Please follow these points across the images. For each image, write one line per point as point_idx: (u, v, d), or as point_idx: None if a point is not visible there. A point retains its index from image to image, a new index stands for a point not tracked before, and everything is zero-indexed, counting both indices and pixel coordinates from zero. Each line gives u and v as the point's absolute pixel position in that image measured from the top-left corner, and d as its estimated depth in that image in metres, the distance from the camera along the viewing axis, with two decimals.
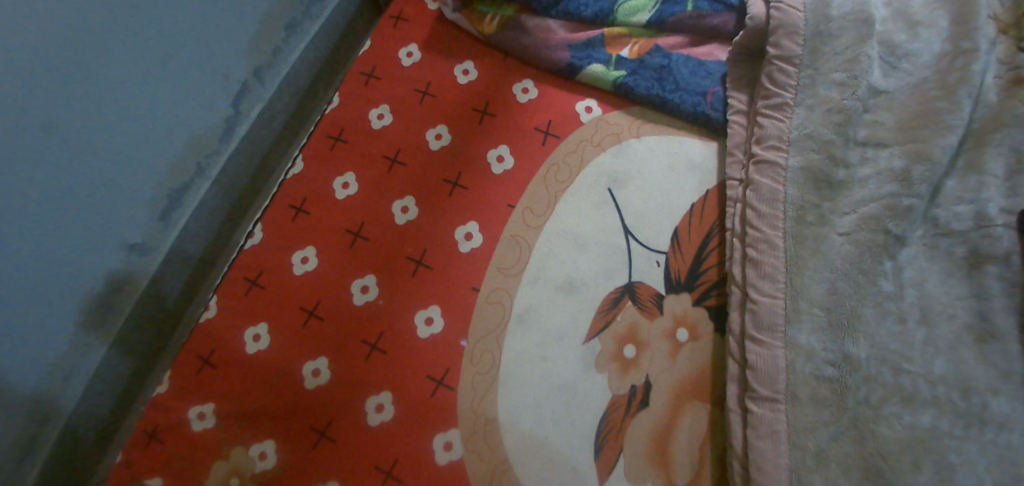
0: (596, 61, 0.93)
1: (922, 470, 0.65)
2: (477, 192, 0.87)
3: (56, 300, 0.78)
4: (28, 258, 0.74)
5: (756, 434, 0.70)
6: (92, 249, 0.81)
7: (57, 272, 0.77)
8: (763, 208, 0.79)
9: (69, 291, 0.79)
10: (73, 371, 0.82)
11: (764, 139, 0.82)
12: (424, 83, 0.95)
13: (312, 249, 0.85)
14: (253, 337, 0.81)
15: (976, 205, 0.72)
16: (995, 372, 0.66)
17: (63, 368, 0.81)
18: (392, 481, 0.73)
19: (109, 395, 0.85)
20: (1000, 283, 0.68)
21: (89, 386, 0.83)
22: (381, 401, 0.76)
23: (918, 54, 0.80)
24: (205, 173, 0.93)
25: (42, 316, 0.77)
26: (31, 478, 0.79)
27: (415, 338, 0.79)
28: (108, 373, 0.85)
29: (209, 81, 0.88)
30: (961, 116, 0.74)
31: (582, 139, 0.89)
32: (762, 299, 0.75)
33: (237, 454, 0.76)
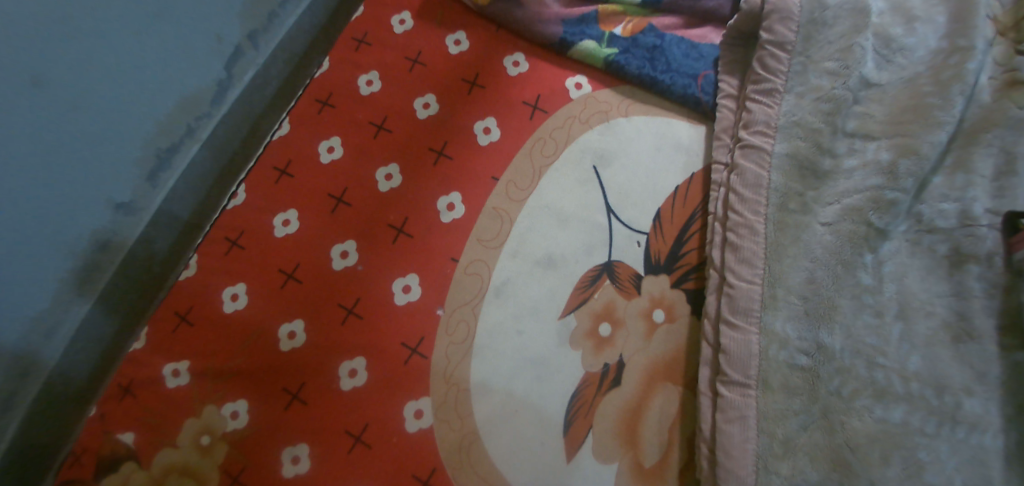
0: (589, 37, 0.92)
1: (891, 464, 0.65)
2: (461, 164, 0.87)
3: (38, 258, 0.77)
4: (7, 211, 0.72)
5: (725, 418, 0.71)
6: (77, 207, 0.79)
7: (40, 228, 0.76)
8: (746, 194, 0.79)
9: (52, 248, 0.78)
10: (54, 330, 0.81)
11: (752, 124, 0.82)
12: (415, 51, 0.95)
13: (294, 212, 0.85)
14: (231, 296, 0.82)
15: (961, 204, 0.72)
16: (971, 372, 0.67)
17: (45, 325, 0.80)
18: (361, 446, 0.73)
19: (89, 355, 0.83)
20: (981, 283, 0.69)
21: (71, 344, 0.82)
22: (354, 366, 0.77)
23: (914, 49, 0.79)
24: (195, 135, 0.90)
25: (23, 273, 0.76)
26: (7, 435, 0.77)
27: (392, 305, 0.79)
28: (89, 332, 0.83)
29: (201, 41, 0.87)
30: (952, 114, 0.74)
31: (570, 115, 0.89)
32: (739, 284, 0.75)
33: (209, 413, 0.76)
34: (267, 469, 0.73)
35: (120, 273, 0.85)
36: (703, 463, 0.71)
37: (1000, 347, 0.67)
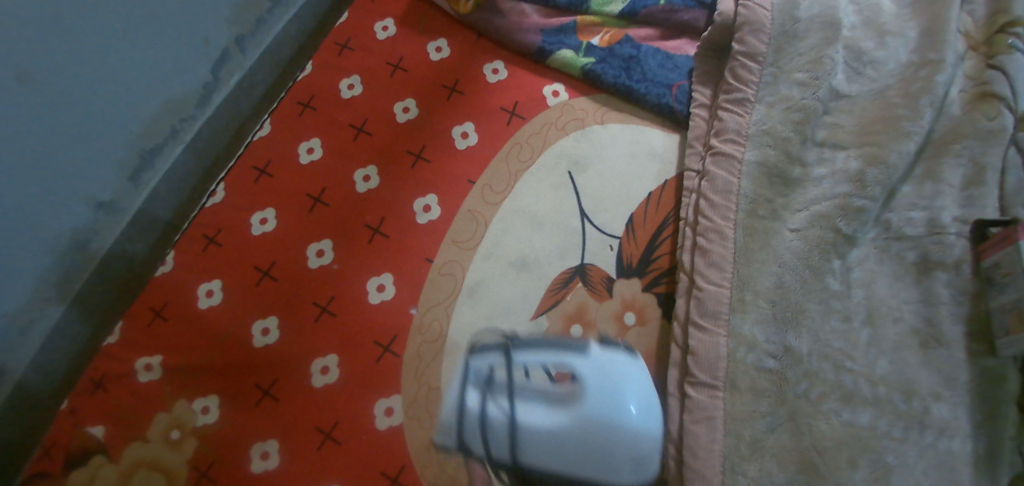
0: (567, 46, 0.95)
1: (858, 468, 0.66)
2: (438, 166, 0.89)
3: (18, 254, 0.78)
4: None
5: (692, 419, 0.72)
6: (60, 204, 0.80)
7: (23, 224, 0.77)
8: (716, 199, 0.80)
9: (33, 244, 0.79)
10: (31, 325, 0.82)
11: (723, 132, 0.84)
12: (397, 57, 0.97)
13: (272, 211, 0.88)
14: (207, 292, 0.84)
15: (929, 212, 0.74)
16: (939, 378, 0.68)
17: (19, 322, 0.80)
18: (330, 443, 0.75)
19: (67, 352, 0.84)
20: (949, 290, 0.71)
21: (47, 341, 0.83)
22: (326, 363, 0.79)
23: (885, 62, 0.81)
24: (179, 136, 0.92)
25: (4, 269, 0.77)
26: None
27: (366, 303, 0.81)
28: (68, 329, 0.84)
29: (190, 45, 0.88)
30: (921, 125, 0.76)
31: (547, 121, 0.91)
32: (708, 287, 0.76)
33: (180, 408, 0.79)
34: (237, 464, 0.75)
35: (99, 270, 0.86)
36: (671, 463, 0.72)
37: (969, 354, 0.68)
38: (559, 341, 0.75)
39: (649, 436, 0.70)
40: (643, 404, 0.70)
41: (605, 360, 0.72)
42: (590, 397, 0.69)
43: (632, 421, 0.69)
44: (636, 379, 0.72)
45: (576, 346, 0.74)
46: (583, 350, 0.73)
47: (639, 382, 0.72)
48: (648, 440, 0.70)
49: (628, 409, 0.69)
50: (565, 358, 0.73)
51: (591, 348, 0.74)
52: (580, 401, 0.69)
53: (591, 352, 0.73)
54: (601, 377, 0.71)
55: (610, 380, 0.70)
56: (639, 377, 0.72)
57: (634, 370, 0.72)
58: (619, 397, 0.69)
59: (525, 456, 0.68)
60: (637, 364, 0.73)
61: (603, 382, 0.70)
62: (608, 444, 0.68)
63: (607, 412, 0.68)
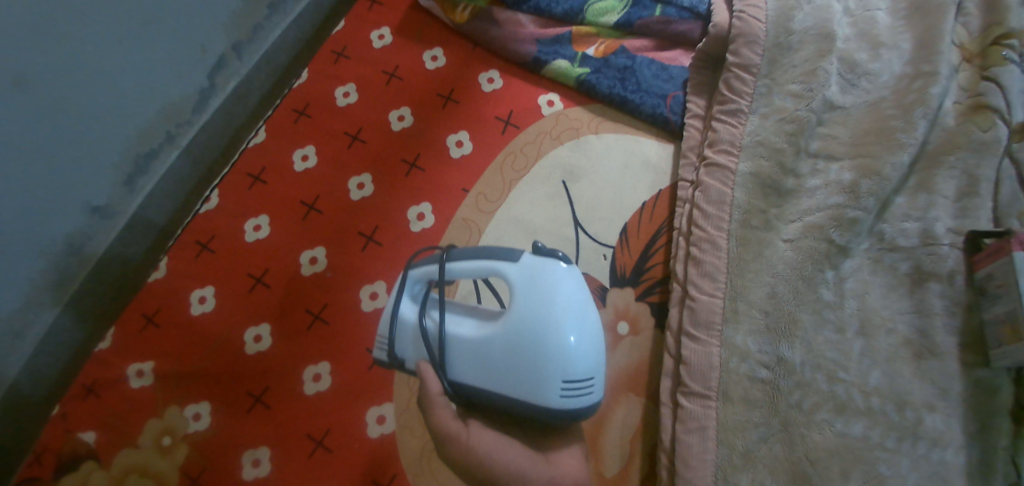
0: (562, 56, 0.95)
1: (851, 479, 0.66)
2: (432, 174, 0.89)
3: (12, 259, 0.77)
4: None
5: (685, 429, 0.71)
6: (54, 210, 0.80)
7: (17, 229, 0.77)
8: (710, 209, 0.80)
9: (26, 250, 0.79)
10: (24, 330, 0.81)
11: (717, 143, 0.84)
12: (392, 66, 0.98)
13: (265, 218, 0.89)
14: (199, 299, 0.85)
15: (923, 223, 0.74)
16: (932, 389, 0.68)
17: (13, 327, 0.80)
18: (321, 451, 0.76)
19: (61, 358, 0.83)
20: (942, 301, 0.71)
21: (40, 347, 0.82)
22: (319, 371, 0.79)
23: (879, 74, 0.81)
24: (175, 142, 0.92)
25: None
26: None
27: (359, 311, 0.82)
28: (62, 334, 0.84)
29: (187, 52, 0.88)
30: (914, 136, 0.76)
31: (542, 130, 0.92)
32: (701, 297, 0.76)
33: (171, 414, 0.79)
34: (229, 471, 0.76)
35: (93, 276, 0.86)
36: (663, 473, 0.72)
37: (962, 365, 0.68)
38: (491, 247, 0.60)
39: (589, 373, 0.55)
40: (578, 333, 0.55)
41: (536, 268, 0.57)
42: (516, 321, 0.57)
43: (564, 353, 0.54)
44: (569, 296, 0.56)
45: (506, 253, 0.59)
46: (511, 256, 0.58)
47: (575, 300, 0.56)
48: (590, 375, 0.55)
49: (556, 341, 0.54)
50: (493, 269, 0.59)
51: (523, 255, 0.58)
52: (505, 325, 0.58)
53: (520, 261, 0.58)
54: (524, 300, 0.57)
55: (538, 306, 0.56)
56: (575, 295, 0.56)
57: (570, 285, 0.56)
58: (544, 323, 0.55)
59: (455, 372, 0.62)
60: (576, 279, 0.57)
61: (529, 297, 0.57)
62: (534, 382, 0.56)
63: (533, 345, 0.55)
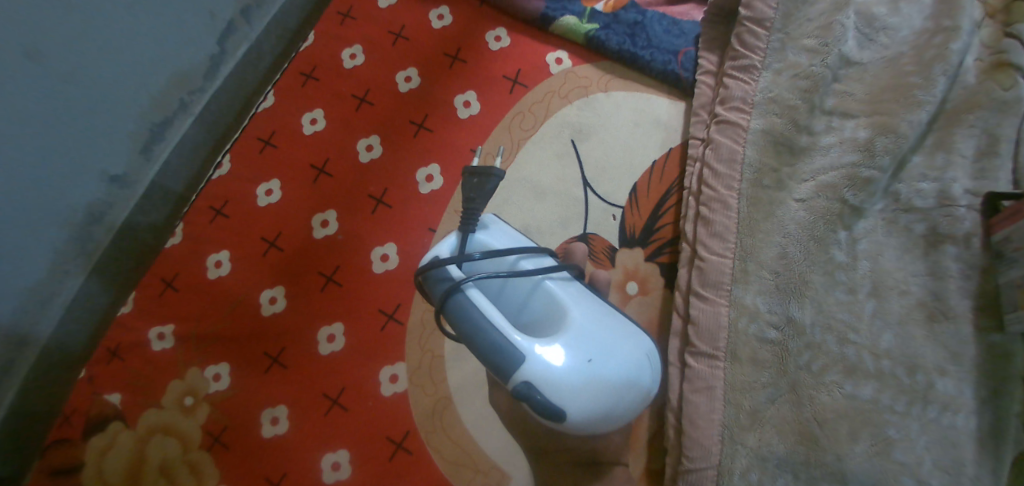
0: (570, 13, 0.94)
1: (858, 441, 0.66)
2: (441, 135, 0.90)
3: (35, 230, 0.78)
4: (11, 183, 0.74)
5: (691, 389, 0.73)
6: (74, 180, 0.80)
7: (38, 201, 0.77)
8: (721, 168, 0.81)
9: (50, 219, 0.79)
10: (50, 298, 0.82)
11: (729, 101, 0.83)
12: (398, 26, 0.97)
13: (277, 183, 0.89)
14: (215, 263, 0.86)
15: (940, 184, 0.72)
16: (944, 352, 0.67)
17: (40, 294, 0.81)
18: (337, 408, 0.78)
19: (88, 323, 0.85)
20: (957, 264, 0.70)
21: (67, 313, 0.84)
22: (332, 332, 0.81)
23: (897, 28, 0.78)
24: (189, 109, 0.91)
25: (25, 246, 0.78)
26: (6, 401, 0.79)
27: (370, 272, 0.83)
28: (88, 302, 0.85)
29: (195, 17, 0.87)
30: (933, 93, 0.74)
31: (550, 90, 0.91)
32: (710, 257, 0.77)
33: (192, 375, 0.81)
34: (248, 428, 0.79)
35: (115, 244, 0.87)
36: (671, 431, 0.74)
37: (976, 329, 0.67)
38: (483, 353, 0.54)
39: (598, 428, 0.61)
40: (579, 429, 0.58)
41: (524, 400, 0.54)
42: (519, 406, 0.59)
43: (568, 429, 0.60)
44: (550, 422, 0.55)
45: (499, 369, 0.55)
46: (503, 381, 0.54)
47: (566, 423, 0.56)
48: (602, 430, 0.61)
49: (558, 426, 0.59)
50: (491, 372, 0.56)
51: (514, 379, 0.54)
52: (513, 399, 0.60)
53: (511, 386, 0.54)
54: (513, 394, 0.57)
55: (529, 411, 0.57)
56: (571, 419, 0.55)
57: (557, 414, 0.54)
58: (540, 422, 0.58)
59: None
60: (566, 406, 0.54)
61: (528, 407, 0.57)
62: None
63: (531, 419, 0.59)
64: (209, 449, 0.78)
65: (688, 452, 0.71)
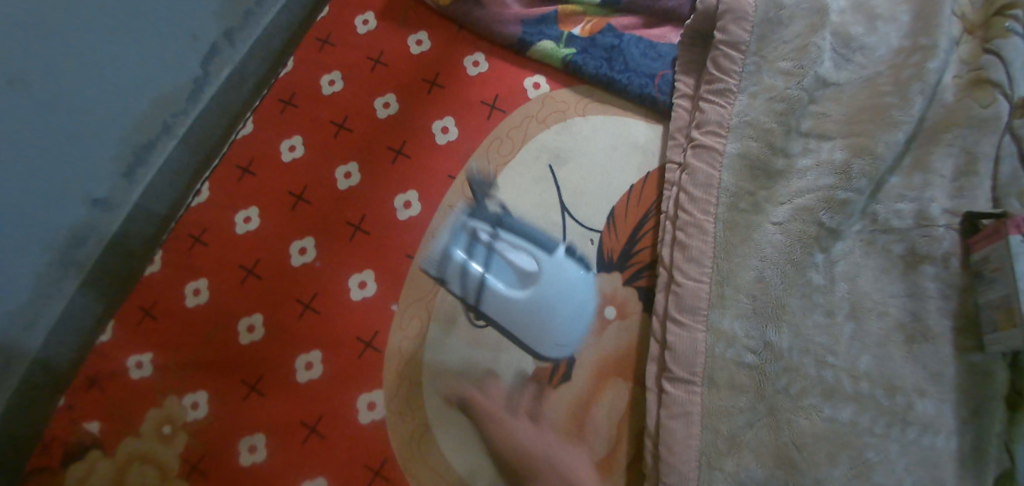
0: (547, 37, 0.94)
1: (837, 464, 0.66)
2: (419, 160, 0.90)
3: (16, 254, 0.78)
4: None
5: (668, 415, 0.73)
6: (56, 204, 0.81)
7: (19, 225, 0.78)
8: (696, 193, 0.81)
9: (33, 243, 0.80)
10: (35, 320, 0.82)
11: (704, 124, 0.83)
12: (377, 51, 0.97)
13: (255, 210, 0.89)
14: (193, 290, 0.86)
15: (918, 204, 0.72)
16: (925, 373, 0.67)
17: (25, 317, 0.81)
18: (315, 436, 0.78)
19: (73, 346, 0.85)
20: (936, 284, 0.69)
21: (51, 337, 0.83)
22: (310, 359, 0.81)
23: (874, 48, 0.79)
24: (172, 132, 0.90)
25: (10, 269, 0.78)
26: None
27: (348, 299, 0.83)
28: (74, 324, 0.84)
29: (176, 40, 0.87)
30: (910, 113, 0.74)
31: (527, 114, 0.91)
32: (686, 282, 0.77)
33: (170, 404, 0.81)
34: (226, 456, 0.78)
35: (98, 268, 0.86)
36: (648, 458, 0.74)
37: (956, 349, 0.67)
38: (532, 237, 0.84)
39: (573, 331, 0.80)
40: (575, 312, 0.81)
41: (560, 266, 0.83)
42: (539, 286, 0.81)
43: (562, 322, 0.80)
44: (553, 344, 0.79)
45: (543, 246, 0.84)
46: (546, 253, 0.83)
47: (579, 299, 0.81)
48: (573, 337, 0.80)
49: (561, 313, 0.80)
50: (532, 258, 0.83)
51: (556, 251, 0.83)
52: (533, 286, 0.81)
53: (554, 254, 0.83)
54: (530, 319, 0.80)
55: (550, 289, 0.81)
56: (580, 296, 0.81)
57: (574, 295, 0.81)
58: (547, 314, 0.80)
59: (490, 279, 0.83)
60: (581, 286, 0.82)
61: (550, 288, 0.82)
62: (533, 327, 0.80)
63: (534, 319, 0.80)
64: (187, 478, 0.78)
65: (665, 477, 0.71)
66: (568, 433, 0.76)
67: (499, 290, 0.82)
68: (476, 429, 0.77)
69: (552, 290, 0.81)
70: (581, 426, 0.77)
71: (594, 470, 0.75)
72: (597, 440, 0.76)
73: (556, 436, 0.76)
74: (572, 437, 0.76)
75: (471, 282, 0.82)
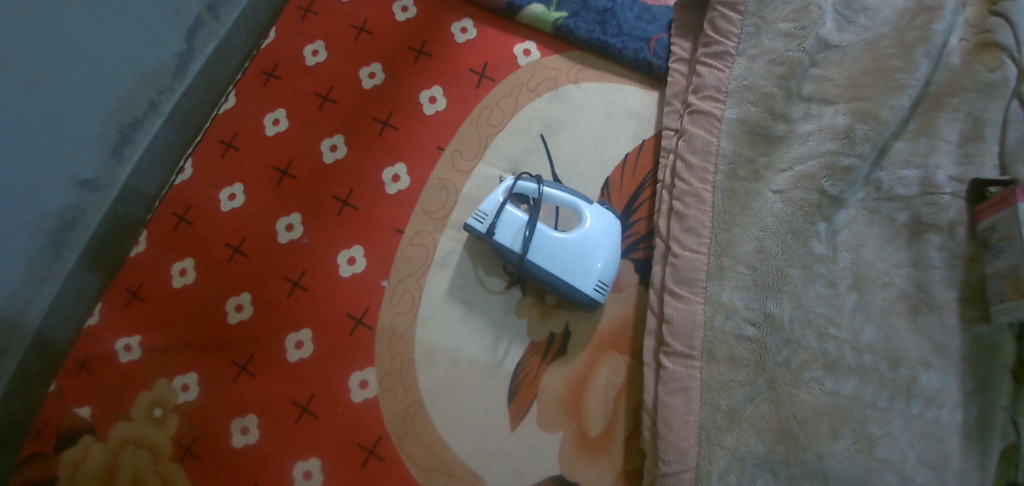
0: (538, 1, 0.91)
1: (840, 439, 0.64)
2: (407, 133, 0.87)
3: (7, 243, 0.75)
4: None
5: (666, 391, 0.71)
6: (46, 190, 0.77)
7: (10, 213, 0.74)
8: (693, 160, 0.78)
9: (23, 231, 0.76)
10: (28, 305, 0.79)
11: (702, 89, 0.81)
12: (361, 19, 0.94)
13: (240, 186, 0.87)
14: (180, 271, 0.85)
15: (923, 171, 0.69)
16: (929, 345, 0.65)
17: (18, 301, 0.78)
18: (307, 416, 0.77)
19: (66, 331, 0.82)
20: (942, 254, 0.67)
21: (46, 321, 0.80)
22: (301, 338, 0.80)
23: (878, 9, 0.75)
24: (158, 110, 0.87)
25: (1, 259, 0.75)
26: None
27: (337, 277, 0.81)
28: (64, 311, 0.82)
29: (160, 13, 0.83)
30: (915, 77, 0.71)
31: (518, 83, 0.89)
32: (683, 253, 0.75)
33: (160, 386, 0.80)
34: (217, 438, 0.77)
35: (87, 253, 0.83)
36: (646, 434, 0.72)
37: (961, 319, 0.65)
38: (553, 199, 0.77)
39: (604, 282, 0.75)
40: (605, 266, 0.75)
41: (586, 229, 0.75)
42: (568, 247, 0.74)
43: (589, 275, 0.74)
44: (594, 282, 0.74)
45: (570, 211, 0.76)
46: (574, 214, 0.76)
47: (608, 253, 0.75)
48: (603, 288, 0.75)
49: (591, 267, 0.74)
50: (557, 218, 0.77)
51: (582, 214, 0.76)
52: (563, 246, 0.74)
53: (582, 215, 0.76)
54: (572, 262, 0.74)
55: (579, 250, 0.74)
56: (609, 251, 0.75)
57: (601, 252, 0.75)
58: (578, 272, 0.74)
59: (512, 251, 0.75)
60: (606, 243, 0.75)
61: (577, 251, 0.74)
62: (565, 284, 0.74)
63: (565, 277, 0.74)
64: (180, 461, 0.77)
65: (664, 456, 0.69)
66: (569, 411, 0.76)
67: (535, 238, 0.74)
68: (474, 406, 0.76)
69: (592, 233, 0.75)
70: (582, 403, 0.76)
71: (597, 448, 0.74)
72: (600, 416, 0.76)
73: (557, 414, 0.76)
74: (573, 415, 0.76)
75: (507, 238, 0.74)
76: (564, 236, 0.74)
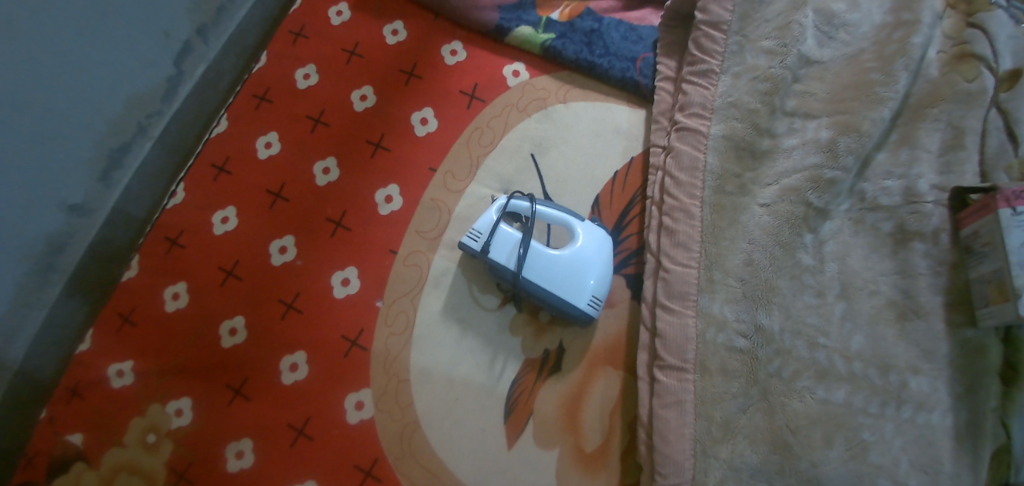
0: (525, 23, 0.92)
1: (833, 446, 0.65)
2: (399, 154, 0.88)
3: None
4: None
5: (661, 404, 0.72)
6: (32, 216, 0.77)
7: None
8: (682, 177, 0.80)
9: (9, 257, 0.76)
10: (17, 329, 0.78)
11: (688, 107, 0.83)
12: (352, 42, 0.95)
13: (232, 209, 0.87)
14: (173, 295, 0.84)
15: (906, 181, 0.70)
16: (917, 351, 0.66)
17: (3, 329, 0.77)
18: (303, 439, 0.76)
19: (55, 358, 0.81)
20: (926, 261, 0.68)
21: (33, 347, 0.79)
22: (295, 360, 0.80)
23: (857, 24, 0.77)
24: (148, 134, 0.87)
25: None
26: None
27: (332, 297, 0.82)
28: (54, 337, 0.81)
29: (147, 38, 0.83)
30: (895, 89, 0.72)
31: (508, 103, 0.90)
32: (674, 268, 0.77)
33: (154, 411, 0.79)
34: (212, 462, 0.77)
35: (76, 278, 0.83)
36: (642, 448, 0.73)
37: (949, 324, 0.65)
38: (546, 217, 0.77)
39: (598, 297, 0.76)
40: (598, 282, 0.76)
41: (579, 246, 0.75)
42: (562, 265, 0.75)
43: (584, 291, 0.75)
44: (588, 298, 0.75)
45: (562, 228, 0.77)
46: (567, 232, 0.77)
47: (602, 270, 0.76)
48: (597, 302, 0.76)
49: (585, 283, 0.75)
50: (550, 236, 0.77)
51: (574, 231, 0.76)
52: (556, 264, 0.75)
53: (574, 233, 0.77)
54: (565, 278, 0.75)
55: (572, 267, 0.75)
56: (602, 267, 0.76)
57: (594, 269, 0.75)
58: (573, 289, 0.75)
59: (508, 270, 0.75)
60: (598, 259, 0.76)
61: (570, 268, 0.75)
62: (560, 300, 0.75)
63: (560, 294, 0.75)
64: None
65: (660, 468, 0.70)
66: (565, 427, 0.76)
67: (530, 255, 0.75)
68: (471, 425, 0.76)
69: (585, 250, 0.76)
70: (577, 420, 0.76)
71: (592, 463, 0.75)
72: (595, 432, 0.76)
73: (553, 430, 0.76)
74: (569, 431, 0.76)
75: (503, 256, 0.75)
76: (557, 254, 0.75)
